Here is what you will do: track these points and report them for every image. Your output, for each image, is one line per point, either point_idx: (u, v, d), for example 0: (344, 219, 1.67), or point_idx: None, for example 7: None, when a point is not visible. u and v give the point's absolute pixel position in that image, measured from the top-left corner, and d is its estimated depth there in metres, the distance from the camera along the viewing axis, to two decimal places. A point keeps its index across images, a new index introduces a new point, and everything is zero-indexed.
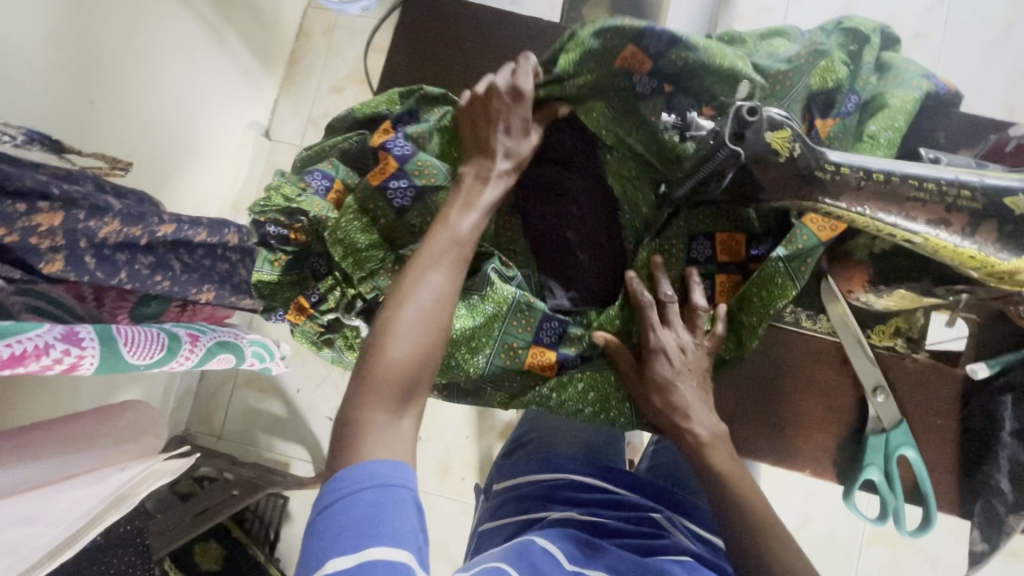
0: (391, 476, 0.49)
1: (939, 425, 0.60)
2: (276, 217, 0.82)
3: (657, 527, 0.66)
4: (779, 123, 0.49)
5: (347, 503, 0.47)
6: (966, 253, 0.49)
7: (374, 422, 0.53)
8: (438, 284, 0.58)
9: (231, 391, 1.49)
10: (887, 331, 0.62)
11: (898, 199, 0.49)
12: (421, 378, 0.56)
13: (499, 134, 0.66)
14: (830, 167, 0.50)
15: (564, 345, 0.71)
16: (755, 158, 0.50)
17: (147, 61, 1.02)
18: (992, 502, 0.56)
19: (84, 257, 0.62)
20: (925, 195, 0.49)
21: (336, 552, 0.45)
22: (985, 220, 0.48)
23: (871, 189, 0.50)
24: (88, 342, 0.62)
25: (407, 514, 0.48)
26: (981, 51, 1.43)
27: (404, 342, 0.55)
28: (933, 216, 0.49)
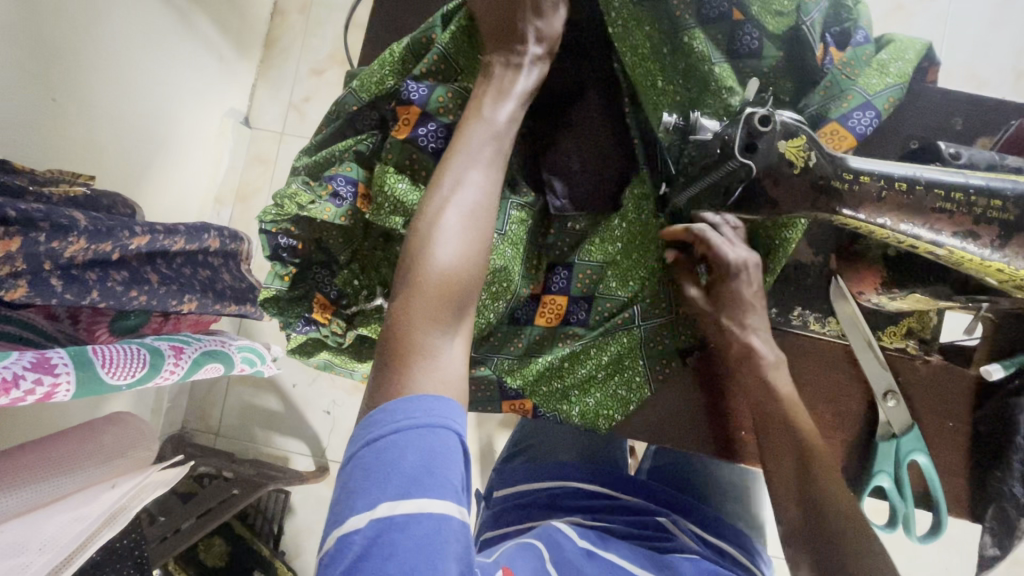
0: (445, 417, 0.44)
1: (950, 427, 0.58)
2: (288, 228, 0.68)
3: (661, 531, 0.65)
4: (793, 131, 0.47)
5: (400, 441, 0.42)
6: (994, 267, 0.46)
7: (427, 340, 0.49)
8: (478, 184, 0.54)
9: (225, 389, 1.47)
10: (899, 331, 0.60)
11: (921, 210, 0.46)
12: (469, 288, 0.52)
13: (528, 15, 0.60)
14: (849, 176, 0.47)
15: (575, 287, 0.65)
16: (767, 170, 0.48)
17: (113, 46, 0.95)
18: (1004, 507, 0.55)
19: (50, 280, 0.58)
20: (952, 206, 0.45)
21: (384, 498, 0.40)
22: (1017, 233, 0.45)
23: (894, 200, 0.46)
24: (62, 367, 0.59)
25: (460, 466, 0.43)
26: (987, 14, 1.37)
27: (448, 245, 0.52)
28: (960, 229, 0.46)
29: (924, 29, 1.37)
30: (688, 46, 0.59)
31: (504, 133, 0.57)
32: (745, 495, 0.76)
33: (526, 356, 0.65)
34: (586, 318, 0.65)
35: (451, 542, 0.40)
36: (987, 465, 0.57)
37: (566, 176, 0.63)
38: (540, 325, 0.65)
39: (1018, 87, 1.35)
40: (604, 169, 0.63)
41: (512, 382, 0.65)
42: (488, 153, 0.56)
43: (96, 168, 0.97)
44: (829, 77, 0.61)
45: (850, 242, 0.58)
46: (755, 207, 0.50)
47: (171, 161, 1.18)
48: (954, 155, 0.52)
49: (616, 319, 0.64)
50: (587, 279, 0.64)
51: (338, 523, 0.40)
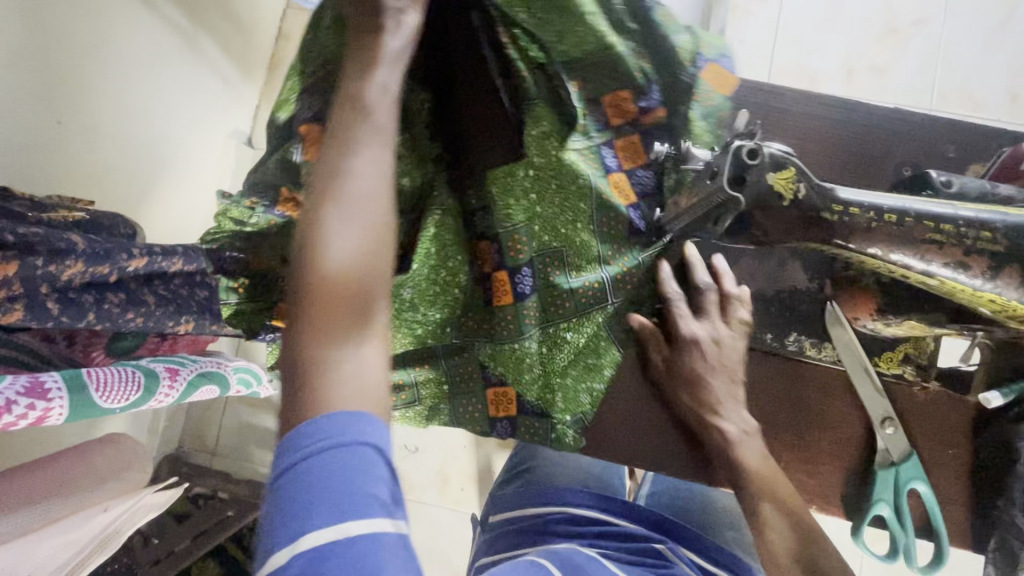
0: (361, 435, 0.38)
1: (950, 455, 0.56)
2: (230, 243, 0.77)
3: (659, 557, 0.64)
4: (782, 162, 0.46)
5: (310, 470, 0.36)
6: (986, 296, 0.46)
7: (336, 360, 0.41)
8: (365, 172, 0.43)
9: (222, 408, 1.46)
10: (895, 357, 0.58)
11: (911, 241, 0.46)
12: (375, 280, 0.42)
13: None
14: (839, 207, 0.47)
15: (510, 255, 0.55)
16: (757, 202, 0.47)
17: (122, 70, 0.98)
18: (1006, 538, 0.52)
19: (47, 303, 0.59)
20: (942, 237, 0.45)
21: (304, 531, 0.35)
22: (1007, 264, 0.44)
23: (884, 230, 0.46)
24: (55, 392, 0.59)
25: (383, 480, 0.38)
26: (981, 37, 1.40)
27: (340, 245, 0.42)
28: (950, 259, 0.46)
29: (916, 53, 1.41)
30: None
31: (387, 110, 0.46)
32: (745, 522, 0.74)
33: (502, 347, 0.57)
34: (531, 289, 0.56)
35: (388, 556, 0.36)
36: (989, 495, 0.55)
37: (468, 150, 0.52)
38: (504, 307, 0.55)
39: (1014, 109, 1.37)
40: (489, 122, 0.51)
41: (495, 367, 0.58)
42: (388, 133, 0.45)
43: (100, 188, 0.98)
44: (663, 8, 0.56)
45: (841, 269, 0.57)
46: (742, 233, 0.50)
47: (174, 180, 1.19)
48: (946, 183, 0.51)
49: (577, 283, 0.57)
50: (521, 242, 0.55)
51: (264, 564, 0.36)
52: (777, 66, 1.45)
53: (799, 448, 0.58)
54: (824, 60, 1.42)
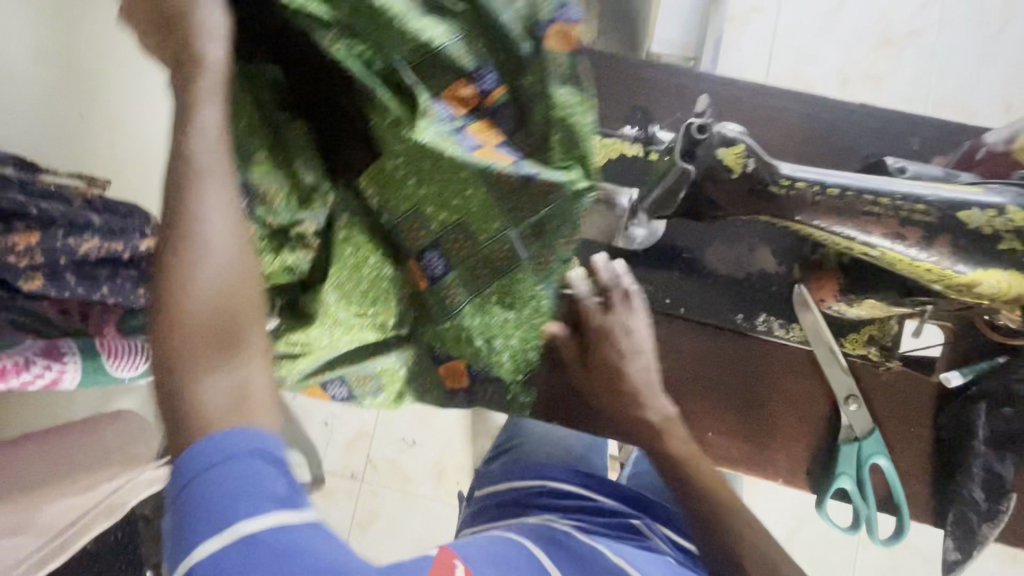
0: (239, 445, 0.36)
1: (912, 433, 0.59)
2: None
3: (633, 531, 0.67)
4: (731, 139, 0.49)
5: (192, 492, 0.35)
6: (924, 266, 0.48)
7: (209, 396, 0.37)
8: (207, 204, 0.39)
9: None
10: (861, 338, 0.60)
11: (852, 213, 0.49)
12: (237, 316, 0.39)
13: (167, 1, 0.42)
14: (785, 181, 0.49)
15: (413, 245, 0.51)
16: (708, 173, 0.50)
17: (134, 77, 0.87)
18: (965, 513, 0.55)
19: (64, 274, 0.62)
20: (880, 209, 0.48)
21: (197, 546, 0.35)
22: (940, 234, 0.47)
23: (827, 204, 0.49)
24: (68, 356, 0.66)
25: (274, 481, 0.36)
26: (976, 48, 1.43)
27: (194, 286, 0.38)
28: (888, 231, 0.48)
29: (911, 62, 1.44)
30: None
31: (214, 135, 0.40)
32: None
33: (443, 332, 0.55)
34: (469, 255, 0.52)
35: (297, 546, 0.36)
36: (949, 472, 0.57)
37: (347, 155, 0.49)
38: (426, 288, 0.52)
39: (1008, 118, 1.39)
40: (344, 127, 0.48)
41: (443, 349, 0.57)
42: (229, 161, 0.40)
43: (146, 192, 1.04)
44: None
45: (810, 253, 0.59)
46: (703, 209, 0.53)
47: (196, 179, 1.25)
48: (900, 170, 0.54)
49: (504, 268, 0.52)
50: (444, 237, 0.50)
51: None
52: (774, 74, 1.48)
53: (766, 423, 0.60)
54: (820, 68, 1.45)
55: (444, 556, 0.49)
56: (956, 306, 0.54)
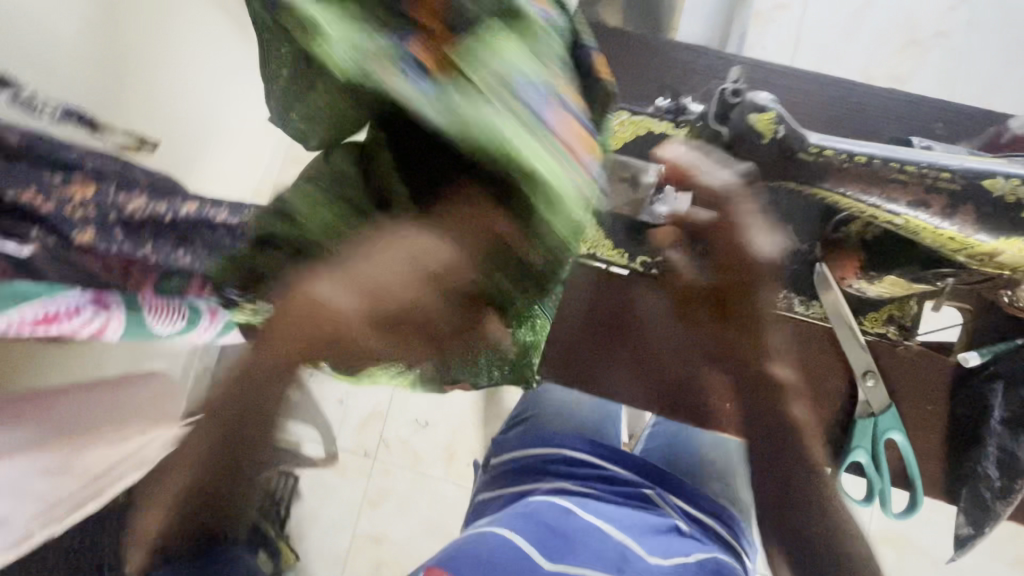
0: None
1: (929, 411, 0.60)
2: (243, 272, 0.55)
3: (646, 501, 0.69)
4: (763, 105, 0.52)
5: None
6: (946, 235, 0.50)
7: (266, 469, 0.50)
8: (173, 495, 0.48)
9: None
10: (880, 318, 0.62)
11: (877, 180, 0.51)
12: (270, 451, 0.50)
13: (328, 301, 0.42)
14: (814, 149, 0.52)
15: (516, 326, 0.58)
16: (738, 137, 0.53)
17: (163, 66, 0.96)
18: (977, 489, 0.56)
19: (114, 230, 0.63)
20: (906, 176, 0.50)
21: None
22: (963, 203, 0.48)
23: (854, 170, 0.51)
24: (114, 306, 0.69)
25: None
26: (1001, 51, 1.42)
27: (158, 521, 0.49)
28: (913, 199, 0.50)
29: (935, 64, 1.44)
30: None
31: (389, 278, 0.41)
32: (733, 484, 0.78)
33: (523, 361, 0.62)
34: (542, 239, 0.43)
35: None
36: (964, 449, 0.58)
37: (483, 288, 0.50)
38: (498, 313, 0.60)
39: None
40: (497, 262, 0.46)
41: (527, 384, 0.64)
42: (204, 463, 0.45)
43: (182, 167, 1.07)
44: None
45: (833, 232, 0.59)
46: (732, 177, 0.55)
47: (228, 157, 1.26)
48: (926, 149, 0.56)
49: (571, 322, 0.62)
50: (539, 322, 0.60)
51: None
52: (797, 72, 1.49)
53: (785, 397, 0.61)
54: (844, 68, 1.46)
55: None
56: (976, 278, 0.54)
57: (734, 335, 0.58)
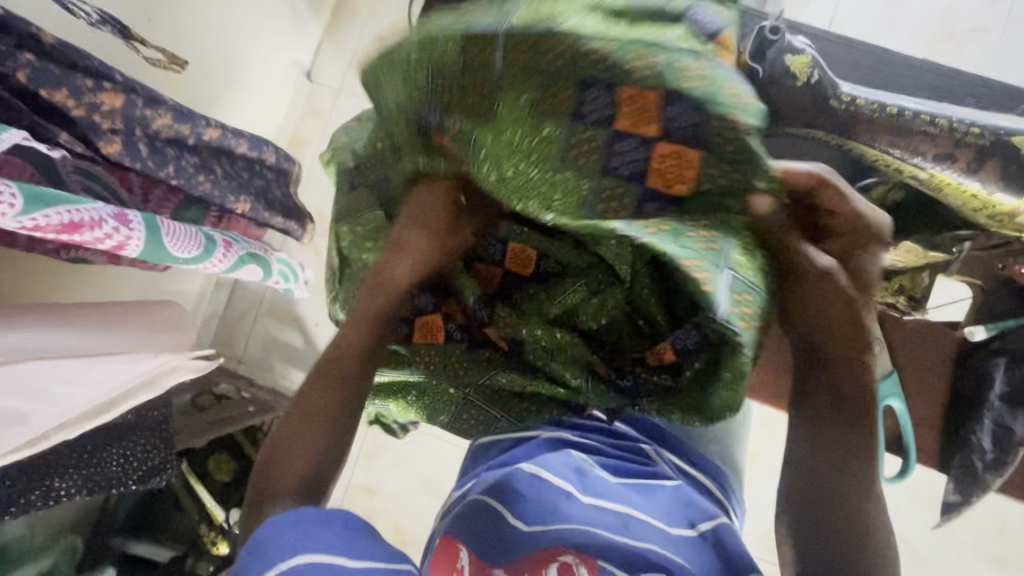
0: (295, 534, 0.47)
1: (928, 381, 0.60)
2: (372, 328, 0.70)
3: (643, 456, 0.70)
4: (799, 49, 0.58)
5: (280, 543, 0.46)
6: (972, 191, 0.52)
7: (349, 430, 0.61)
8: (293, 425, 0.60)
9: (253, 319, 1.54)
10: (892, 288, 0.63)
11: (908, 130, 0.55)
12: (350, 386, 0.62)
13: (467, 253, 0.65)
14: (846, 97, 0.57)
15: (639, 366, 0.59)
16: (772, 78, 0.59)
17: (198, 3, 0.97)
18: (969, 458, 0.57)
19: (138, 144, 0.69)
20: (936, 127, 0.55)
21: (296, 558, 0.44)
22: (990, 158, 0.53)
23: (886, 121, 0.56)
24: (136, 225, 0.68)
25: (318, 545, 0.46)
26: None
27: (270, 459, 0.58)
28: (942, 151, 0.54)
29: (970, 61, 1.41)
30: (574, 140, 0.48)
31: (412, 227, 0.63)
32: (731, 442, 0.78)
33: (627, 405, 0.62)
34: (677, 372, 0.57)
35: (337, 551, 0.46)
36: (960, 420, 0.58)
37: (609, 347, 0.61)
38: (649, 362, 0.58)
39: None
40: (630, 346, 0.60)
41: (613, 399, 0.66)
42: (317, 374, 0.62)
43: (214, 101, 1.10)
44: (715, 116, 0.45)
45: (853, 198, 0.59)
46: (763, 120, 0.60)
47: (253, 98, 1.28)
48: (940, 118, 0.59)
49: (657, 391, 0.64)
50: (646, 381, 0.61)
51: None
52: None
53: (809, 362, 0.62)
54: None
55: (447, 548, 0.56)
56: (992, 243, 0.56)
57: (851, 388, 0.51)
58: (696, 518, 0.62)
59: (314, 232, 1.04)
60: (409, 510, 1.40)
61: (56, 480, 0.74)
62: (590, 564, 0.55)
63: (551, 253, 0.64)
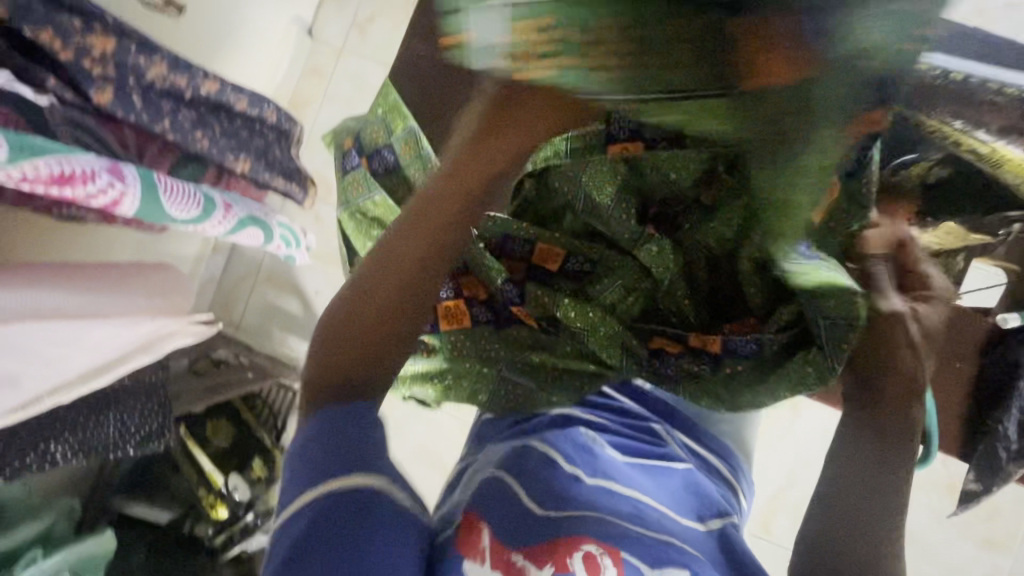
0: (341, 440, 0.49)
1: (954, 367, 0.58)
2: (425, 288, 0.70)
3: (654, 437, 0.69)
4: None
5: (316, 458, 0.49)
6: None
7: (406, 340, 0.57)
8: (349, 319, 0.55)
9: (251, 285, 1.51)
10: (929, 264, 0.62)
11: (973, 102, 0.48)
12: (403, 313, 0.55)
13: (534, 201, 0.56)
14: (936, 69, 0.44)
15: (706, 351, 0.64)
16: None
17: None
18: (996, 447, 0.55)
19: (131, 94, 0.65)
20: (1002, 98, 0.48)
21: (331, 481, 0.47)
22: None
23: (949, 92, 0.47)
24: (131, 179, 0.64)
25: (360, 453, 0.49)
26: None
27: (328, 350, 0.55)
28: (1004, 124, 0.49)
29: None
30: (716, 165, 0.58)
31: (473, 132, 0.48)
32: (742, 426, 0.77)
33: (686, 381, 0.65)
34: (716, 362, 0.63)
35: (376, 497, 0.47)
36: (987, 407, 0.57)
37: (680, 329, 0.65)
38: (693, 346, 0.64)
39: None
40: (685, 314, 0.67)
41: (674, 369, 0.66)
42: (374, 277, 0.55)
43: (211, 56, 1.04)
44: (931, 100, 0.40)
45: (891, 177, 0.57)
46: None
47: (252, 54, 1.21)
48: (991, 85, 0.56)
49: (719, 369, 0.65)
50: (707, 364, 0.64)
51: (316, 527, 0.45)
52: None
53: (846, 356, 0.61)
54: None
55: (471, 520, 0.52)
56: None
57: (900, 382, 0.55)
58: (707, 516, 0.61)
59: (316, 197, 1.00)
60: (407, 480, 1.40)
61: (51, 443, 0.74)
62: (614, 555, 0.51)
63: (580, 253, 0.68)
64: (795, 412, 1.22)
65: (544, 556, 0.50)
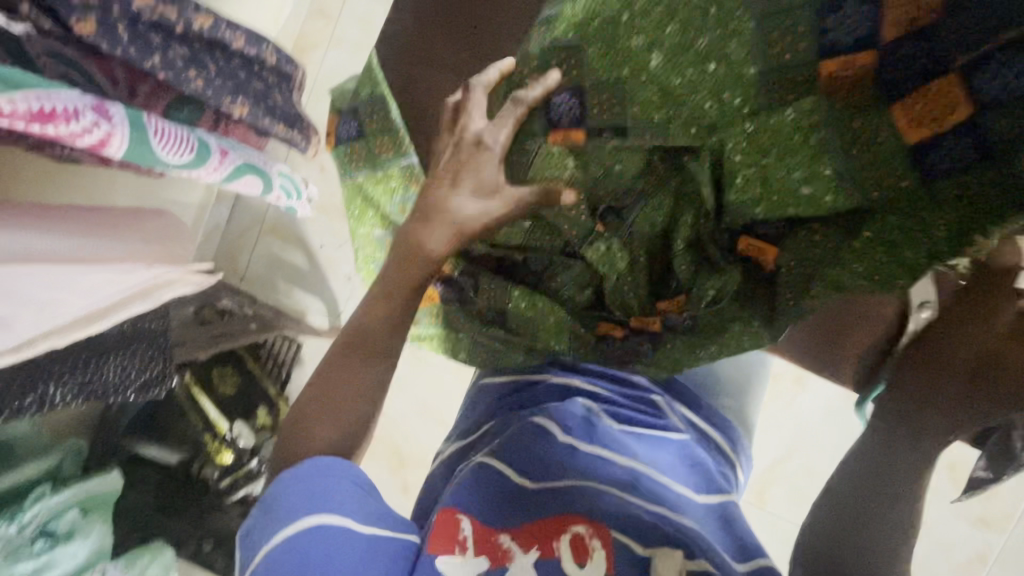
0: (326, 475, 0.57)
1: None
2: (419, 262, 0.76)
3: (655, 407, 0.68)
4: None
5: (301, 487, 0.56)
6: None
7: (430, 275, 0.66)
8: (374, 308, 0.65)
9: (256, 236, 1.49)
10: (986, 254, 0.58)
11: None
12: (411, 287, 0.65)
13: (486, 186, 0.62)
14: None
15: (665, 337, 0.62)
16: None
17: None
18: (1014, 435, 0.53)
19: (116, 27, 0.61)
20: None
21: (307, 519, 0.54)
22: None
23: None
24: (118, 120, 0.61)
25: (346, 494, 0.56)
26: None
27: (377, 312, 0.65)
28: None
29: None
30: (743, 113, 0.53)
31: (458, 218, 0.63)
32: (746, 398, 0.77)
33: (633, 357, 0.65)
34: (658, 341, 0.63)
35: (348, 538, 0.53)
36: None
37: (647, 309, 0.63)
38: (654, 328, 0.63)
39: None
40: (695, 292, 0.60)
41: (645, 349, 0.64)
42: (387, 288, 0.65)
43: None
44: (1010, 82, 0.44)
45: None
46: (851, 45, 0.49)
47: None
48: None
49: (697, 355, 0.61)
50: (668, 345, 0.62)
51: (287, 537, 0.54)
52: None
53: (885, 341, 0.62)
54: None
55: (448, 516, 0.51)
56: None
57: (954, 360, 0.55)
58: (706, 491, 0.60)
59: (318, 146, 0.95)
60: (409, 433, 1.40)
61: (49, 387, 0.73)
62: (603, 538, 0.49)
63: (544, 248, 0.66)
64: (799, 386, 1.21)
65: (531, 538, 0.49)
